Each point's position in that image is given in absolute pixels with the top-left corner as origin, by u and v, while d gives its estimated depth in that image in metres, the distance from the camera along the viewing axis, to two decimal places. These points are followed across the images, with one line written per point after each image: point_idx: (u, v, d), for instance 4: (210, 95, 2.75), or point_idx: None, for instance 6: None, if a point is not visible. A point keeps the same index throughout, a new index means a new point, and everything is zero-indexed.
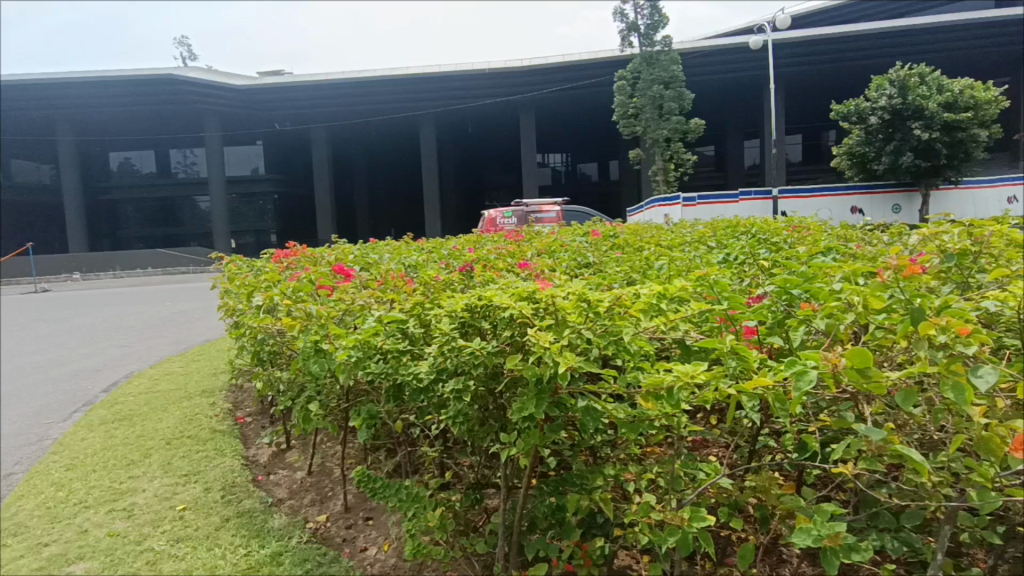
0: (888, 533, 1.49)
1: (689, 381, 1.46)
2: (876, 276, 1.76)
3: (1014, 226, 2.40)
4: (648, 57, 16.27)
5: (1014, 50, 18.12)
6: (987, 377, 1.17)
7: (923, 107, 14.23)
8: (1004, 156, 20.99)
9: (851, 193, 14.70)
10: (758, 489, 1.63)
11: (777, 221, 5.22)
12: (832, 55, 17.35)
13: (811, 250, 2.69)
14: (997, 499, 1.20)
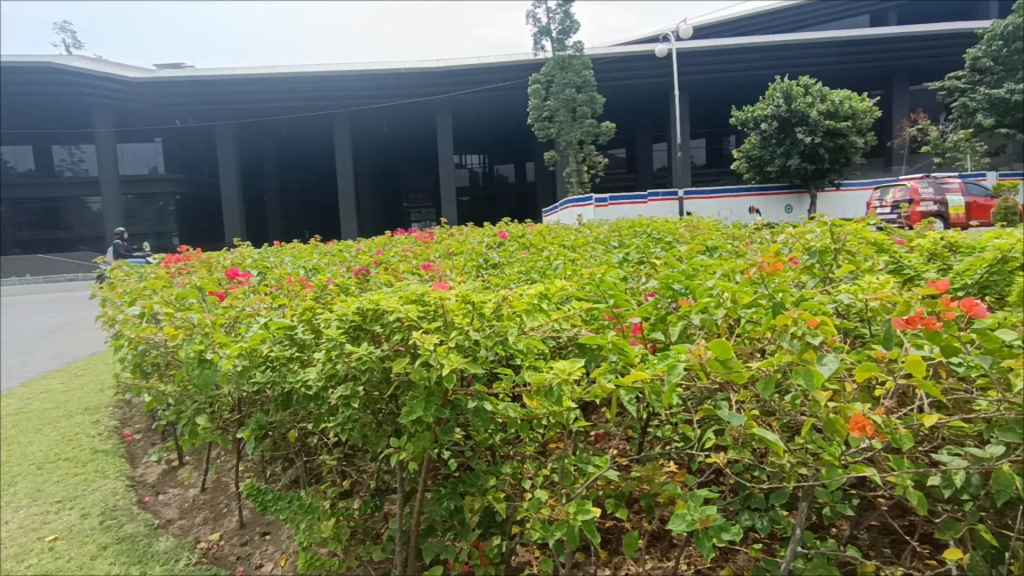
0: (757, 513, 1.61)
1: (569, 378, 1.51)
2: (746, 274, 1.89)
3: (872, 224, 2.64)
4: (562, 62, 16.60)
5: (883, 67, 20.00)
6: (830, 364, 1.28)
7: (807, 114, 15.40)
8: (880, 161, 23.09)
9: (748, 195, 16.10)
10: (642, 479, 1.71)
11: (682, 221, 5.49)
12: (729, 64, 18.42)
13: (697, 249, 2.83)
14: (842, 476, 1.32)
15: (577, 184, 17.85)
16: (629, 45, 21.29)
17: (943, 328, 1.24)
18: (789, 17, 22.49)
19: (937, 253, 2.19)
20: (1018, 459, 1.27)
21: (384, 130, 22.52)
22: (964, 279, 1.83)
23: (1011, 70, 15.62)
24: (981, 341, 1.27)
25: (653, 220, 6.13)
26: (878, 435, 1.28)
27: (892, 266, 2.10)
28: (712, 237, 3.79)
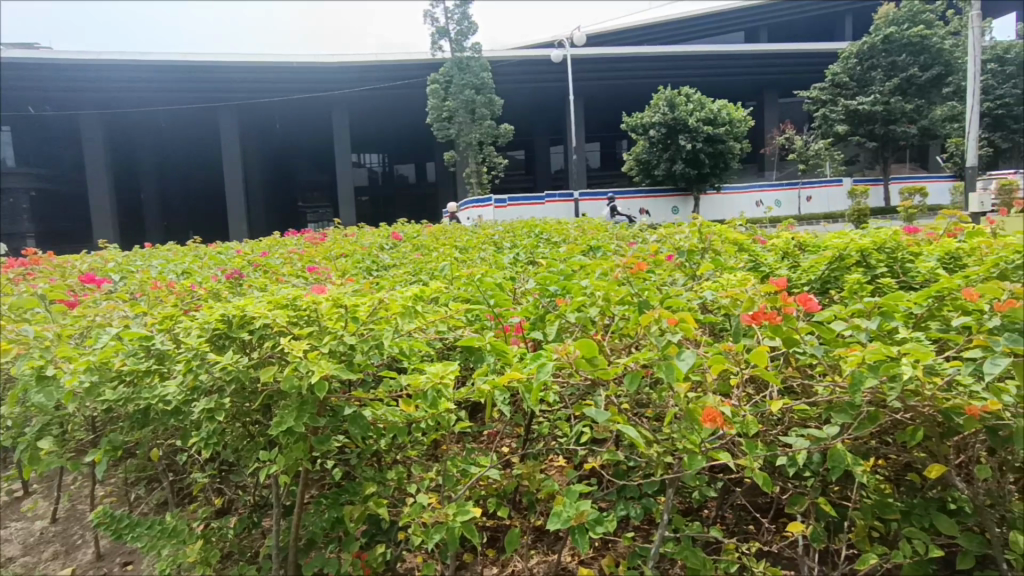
0: (631, 501, 1.68)
1: (442, 381, 1.51)
2: (617, 273, 1.99)
3: (738, 227, 2.88)
4: (461, 62, 16.62)
5: (754, 80, 21.78)
6: (686, 360, 1.37)
7: (687, 122, 16.43)
8: (754, 166, 25.06)
9: (639, 197, 17.29)
10: (522, 477, 1.75)
11: (576, 221, 5.64)
12: (619, 72, 19.25)
13: (580, 249, 2.94)
14: (704, 463, 1.41)
15: (476, 185, 17.93)
16: (526, 48, 21.65)
17: (783, 322, 1.35)
18: (674, 29, 23.83)
19: (790, 251, 2.38)
20: (851, 438, 1.40)
21: (276, 125, 21.47)
22: (808, 277, 2.01)
23: (864, 86, 17.44)
24: (818, 332, 1.40)
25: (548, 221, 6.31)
26: (729, 422, 1.38)
27: (751, 265, 2.27)
28: (600, 237, 3.93)
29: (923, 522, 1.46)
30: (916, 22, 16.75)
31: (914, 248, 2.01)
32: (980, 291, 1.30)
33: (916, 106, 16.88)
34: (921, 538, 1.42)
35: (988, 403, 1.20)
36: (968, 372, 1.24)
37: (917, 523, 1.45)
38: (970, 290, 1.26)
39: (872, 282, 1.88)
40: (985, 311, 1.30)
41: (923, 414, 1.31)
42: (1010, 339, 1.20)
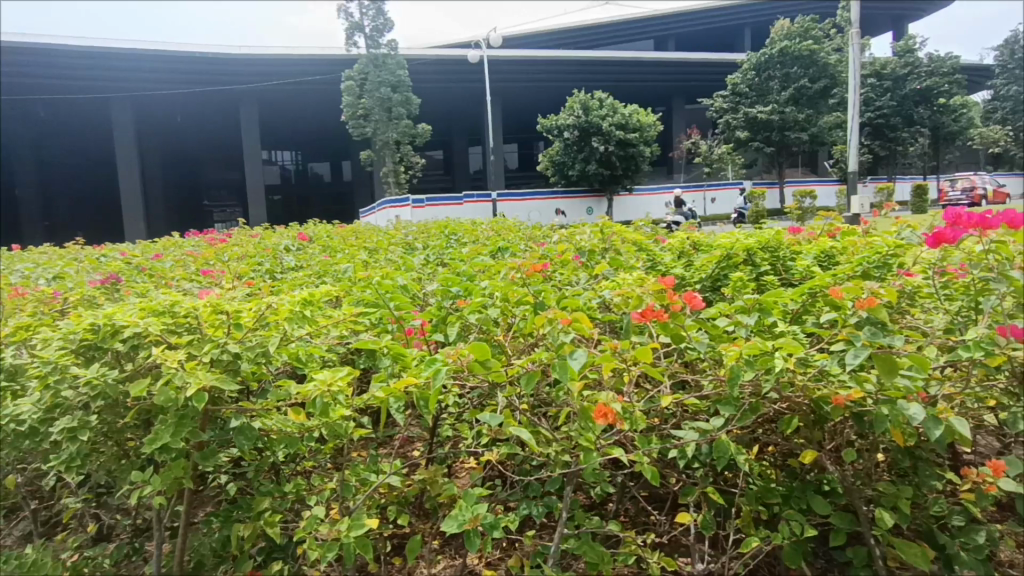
0: (533, 501, 1.70)
1: (331, 388, 1.46)
2: (518, 274, 2.00)
3: (640, 228, 2.98)
4: (376, 59, 16.27)
5: (663, 87, 22.73)
6: (578, 359, 1.39)
7: (600, 125, 16.88)
8: (664, 169, 26.15)
9: (556, 197, 17.59)
10: (424, 482, 1.72)
11: (494, 220, 5.65)
12: (535, 74, 19.50)
13: (490, 250, 2.96)
14: (598, 459, 1.44)
15: (394, 184, 17.60)
16: (444, 48, 21.47)
17: (670, 320, 1.41)
18: (588, 35, 24.44)
19: (686, 251, 2.48)
20: (734, 430, 1.48)
21: (176, 119, 20.16)
22: (699, 275, 2.08)
23: (761, 96, 18.62)
24: (702, 329, 1.46)
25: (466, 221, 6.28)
26: (619, 416, 1.43)
27: (648, 265, 2.35)
28: (510, 237, 3.95)
29: (801, 505, 1.55)
30: (808, 37, 18.00)
31: (794, 247, 2.15)
32: (841, 287, 1.41)
33: (806, 116, 18.18)
34: (798, 519, 1.52)
35: (852, 391, 1.28)
36: (834, 363, 1.32)
37: (795, 507, 1.55)
38: (837, 289, 1.35)
39: (757, 281, 1.99)
40: (848, 307, 1.40)
41: (797, 404, 1.40)
42: (868, 333, 1.30)
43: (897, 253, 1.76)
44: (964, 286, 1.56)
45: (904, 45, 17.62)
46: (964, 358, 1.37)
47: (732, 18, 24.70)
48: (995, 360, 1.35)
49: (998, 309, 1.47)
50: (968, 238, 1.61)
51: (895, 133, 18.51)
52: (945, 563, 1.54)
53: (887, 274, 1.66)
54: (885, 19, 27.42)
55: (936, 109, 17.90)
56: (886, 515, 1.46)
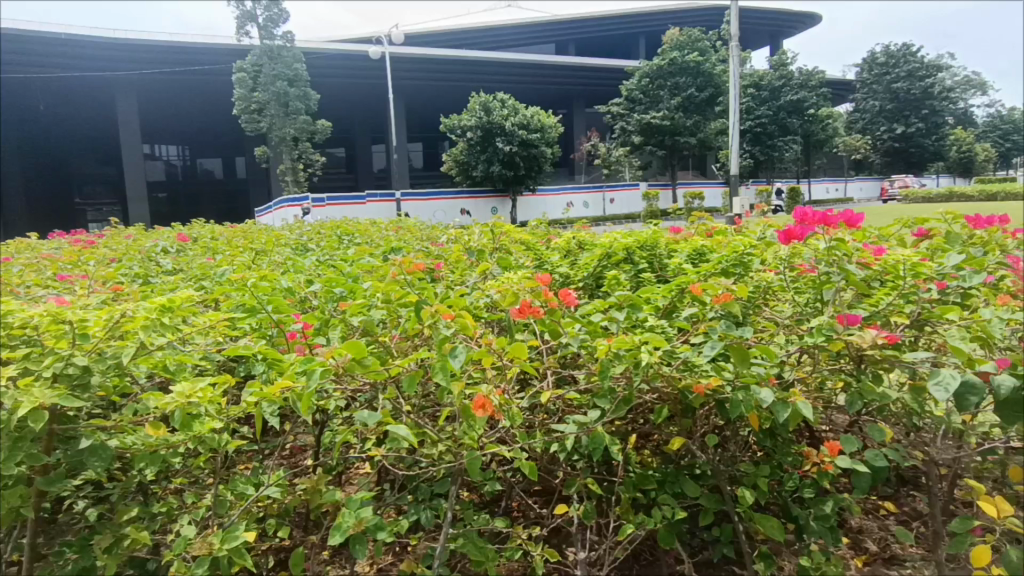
0: (422, 503, 1.69)
1: (192, 400, 1.39)
2: (401, 276, 1.99)
3: (531, 229, 3.03)
4: (271, 51, 15.48)
5: (564, 90, 23.34)
6: (456, 358, 1.42)
7: (503, 126, 17.03)
8: (565, 170, 26.83)
9: (460, 197, 17.53)
10: (305, 492, 1.67)
11: (395, 220, 5.53)
12: (437, 72, 19.37)
13: (382, 251, 2.92)
14: (480, 456, 1.46)
15: (292, 182, 16.78)
16: (344, 42, 20.81)
17: (545, 317, 1.48)
18: (491, 36, 24.63)
19: (571, 249, 2.56)
20: (609, 421, 1.56)
21: (38, 107, 18.18)
22: (581, 274, 2.14)
23: (654, 102, 19.48)
24: (577, 323, 1.52)
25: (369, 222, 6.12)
26: (496, 412, 1.46)
27: (535, 264, 2.41)
28: (403, 237, 3.90)
29: (673, 488, 1.65)
30: (695, 47, 19.21)
31: (669, 245, 2.29)
32: (698, 281, 1.53)
33: (695, 122, 19.32)
34: (670, 503, 1.62)
35: (711, 379, 1.38)
36: (696, 353, 1.42)
37: (668, 491, 1.64)
38: (698, 285, 1.45)
39: (631, 277, 2.09)
40: (706, 302, 1.51)
41: (665, 394, 1.49)
42: (723, 326, 1.41)
43: (755, 251, 1.92)
44: (807, 280, 1.73)
45: (779, 59, 19.96)
46: (808, 346, 1.52)
47: (629, 27, 25.78)
48: (833, 346, 1.49)
49: (833, 300, 1.64)
50: (815, 237, 1.78)
51: (773, 140, 19.96)
52: (798, 532, 1.69)
53: (744, 271, 1.81)
54: (764, 35, 29.67)
55: (806, 119, 19.79)
56: (747, 492, 1.58)
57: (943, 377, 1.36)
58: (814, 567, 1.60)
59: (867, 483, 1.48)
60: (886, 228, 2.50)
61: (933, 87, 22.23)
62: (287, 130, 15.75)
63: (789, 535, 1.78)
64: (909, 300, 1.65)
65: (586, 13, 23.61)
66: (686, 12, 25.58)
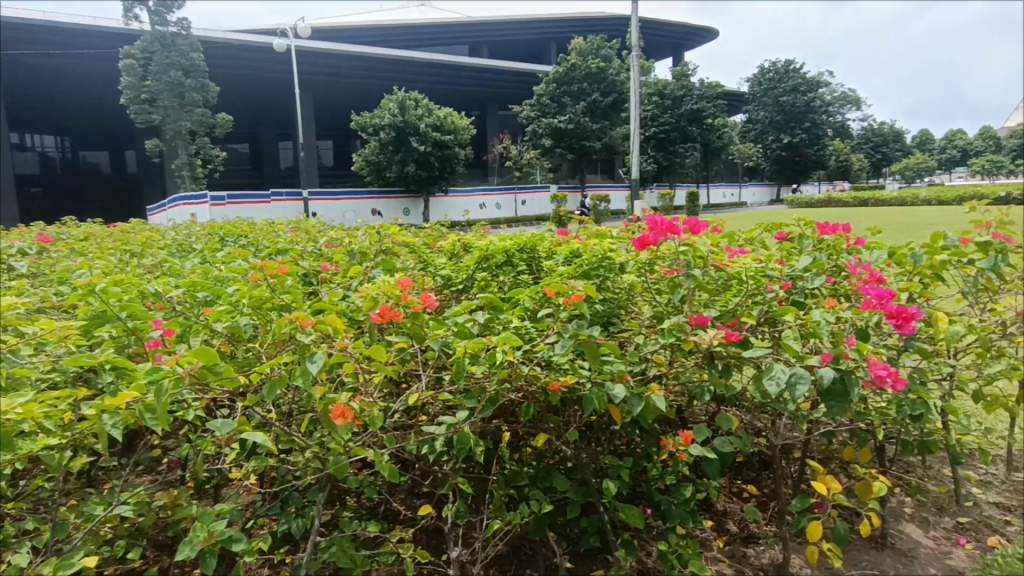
0: (291, 515, 1.66)
1: (12, 416, 1.27)
2: (266, 277, 1.92)
3: (419, 235, 3.02)
4: (163, 38, 14.44)
5: (476, 92, 23.40)
6: (317, 362, 1.40)
7: (417, 126, 16.73)
8: (479, 172, 26.87)
9: (370, 198, 17.14)
10: (161, 506, 1.59)
11: (298, 221, 5.32)
12: (346, 69, 18.81)
13: (266, 253, 2.81)
14: (345, 461, 1.46)
15: (190, 179, 15.69)
16: (245, 32, 19.75)
17: (408, 317, 1.51)
18: (402, 34, 24.24)
19: (455, 251, 2.59)
20: (476, 421, 1.60)
21: None
22: (460, 276, 2.18)
23: (560, 107, 20.03)
24: (437, 322, 1.54)
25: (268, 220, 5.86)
26: (356, 415, 1.46)
27: (420, 267, 2.42)
28: (296, 238, 3.76)
29: (542, 483, 1.71)
30: (599, 55, 19.93)
31: (549, 247, 2.36)
32: (557, 282, 1.60)
33: (601, 126, 19.99)
34: (539, 497, 1.68)
35: (565, 377, 1.46)
36: (551, 351, 1.49)
37: (539, 486, 1.71)
38: (554, 288, 1.53)
39: (507, 280, 2.14)
40: (561, 303, 1.60)
41: (528, 392, 1.56)
42: (574, 325, 1.48)
43: (621, 254, 2.03)
44: (665, 281, 1.84)
45: (680, 70, 21.03)
46: (659, 345, 1.62)
47: (542, 33, 26.23)
48: (683, 344, 1.60)
49: (683, 301, 1.77)
50: (672, 240, 1.91)
51: (674, 147, 20.98)
52: (660, 520, 1.80)
53: (610, 273, 1.90)
54: (668, 47, 31.16)
55: (704, 127, 20.94)
56: (611, 484, 1.67)
57: (773, 371, 1.49)
58: (671, 551, 1.71)
59: (713, 471, 1.60)
60: (750, 232, 2.65)
61: (814, 102, 24.15)
62: (182, 123, 14.75)
63: (651, 523, 1.90)
64: (753, 299, 1.80)
65: (499, 16, 23.80)
66: (595, 21, 26.40)
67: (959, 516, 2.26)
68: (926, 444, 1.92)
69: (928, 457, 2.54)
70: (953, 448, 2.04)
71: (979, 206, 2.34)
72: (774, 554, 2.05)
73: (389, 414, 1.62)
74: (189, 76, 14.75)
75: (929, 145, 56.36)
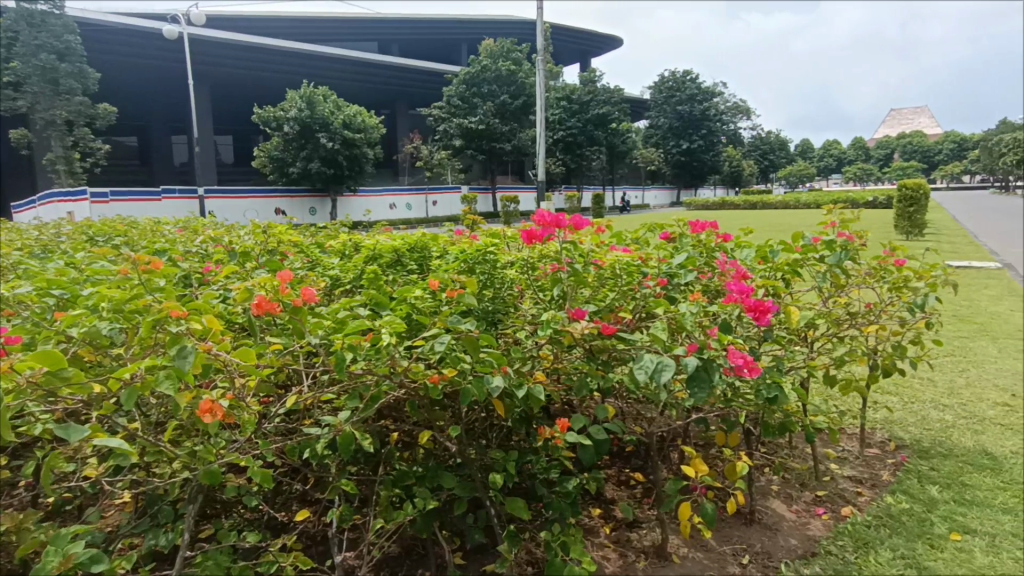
0: (160, 529, 1.56)
1: None
2: (135, 274, 1.78)
3: (310, 238, 2.89)
4: (31, 17, 12.96)
5: (385, 90, 22.91)
6: (187, 360, 1.31)
7: (326, 121, 15.95)
8: (389, 171, 26.37)
9: (274, 197, 16.57)
10: (6, 531, 1.44)
11: (188, 221, 4.95)
12: (244, 61, 17.80)
13: (142, 251, 2.61)
14: (217, 468, 1.38)
15: (66, 174, 14.18)
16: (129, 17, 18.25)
17: (287, 312, 1.46)
18: (305, 27, 23.32)
19: (346, 252, 2.52)
20: (362, 419, 1.57)
21: None
22: (349, 275, 2.11)
23: (470, 108, 20.03)
24: (315, 320, 1.50)
25: (156, 218, 5.43)
26: (227, 418, 1.39)
27: (309, 266, 2.35)
28: (179, 237, 3.51)
29: (430, 482, 1.70)
30: (508, 58, 20.14)
31: (441, 247, 2.35)
32: (441, 277, 1.62)
33: (511, 128, 20.27)
34: (426, 495, 1.66)
35: (446, 371, 1.46)
36: (432, 347, 1.49)
37: (426, 485, 1.69)
38: (436, 283, 1.53)
39: (398, 277, 2.12)
40: (443, 296, 1.61)
41: (412, 389, 1.54)
42: (456, 318, 1.49)
43: (509, 251, 2.05)
44: (549, 278, 1.89)
45: (587, 75, 21.66)
46: (542, 337, 1.66)
47: (453, 33, 26.14)
48: (563, 336, 1.64)
49: (565, 298, 1.84)
50: (555, 238, 1.96)
51: (581, 150, 21.60)
52: (547, 510, 1.85)
53: (500, 267, 1.92)
54: (575, 53, 32.03)
55: (609, 131, 21.68)
56: (497, 478, 1.68)
57: (644, 360, 1.58)
58: (557, 541, 1.75)
59: (590, 456, 1.67)
60: (635, 232, 2.74)
61: (709, 110, 25.72)
62: (56, 111, 13.39)
63: (539, 512, 1.95)
64: (629, 295, 1.90)
65: (409, 14, 23.44)
66: (505, 24, 26.62)
67: (818, 489, 2.49)
68: (785, 426, 2.09)
69: (794, 438, 2.78)
70: (808, 428, 2.26)
71: (830, 209, 2.61)
72: (657, 536, 2.16)
73: (267, 418, 1.56)
74: (64, 60, 13.36)
75: (809, 153, 61.79)
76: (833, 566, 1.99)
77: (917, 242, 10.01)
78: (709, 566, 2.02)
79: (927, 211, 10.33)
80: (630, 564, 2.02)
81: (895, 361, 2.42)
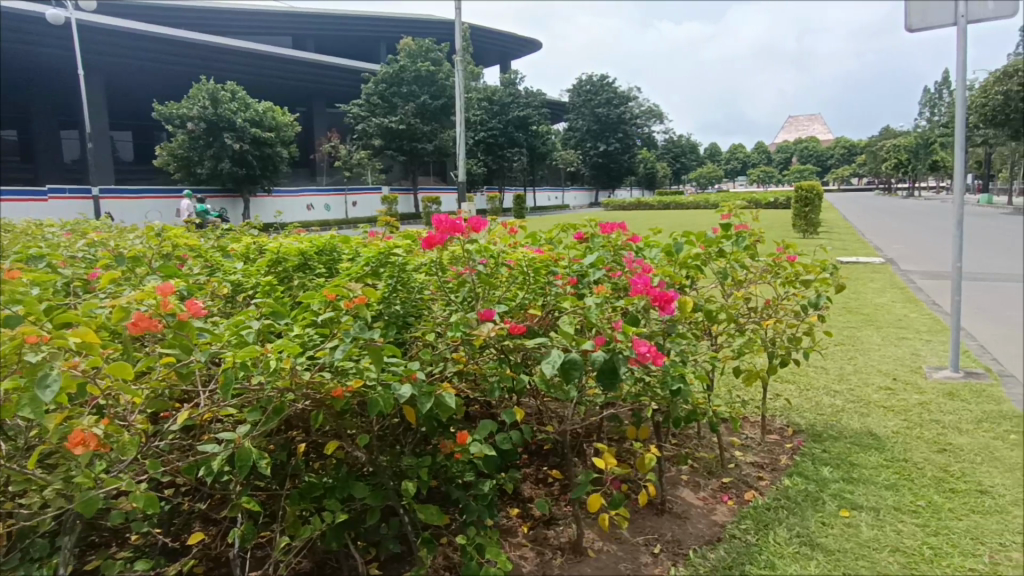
0: (35, 562, 1.41)
1: None
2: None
3: (212, 241, 2.72)
4: None
5: (299, 87, 22.07)
6: (52, 383, 1.18)
7: (232, 120, 15.04)
8: (305, 171, 25.51)
9: (180, 197, 15.78)
10: None
11: (77, 221, 4.56)
12: (142, 51, 16.61)
13: (18, 258, 2.36)
14: (96, 495, 1.26)
15: None
16: None
17: (173, 326, 1.35)
18: (211, 18, 22.06)
19: (250, 256, 2.39)
20: (259, 434, 1.48)
21: None
22: (252, 279, 2.01)
23: (390, 108, 19.68)
24: (205, 330, 1.41)
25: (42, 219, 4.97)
26: (104, 443, 1.27)
27: (208, 271, 2.22)
28: (63, 240, 3.22)
29: (338, 493, 1.63)
30: (428, 57, 19.91)
31: (351, 248, 2.29)
32: (341, 286, 1.56)
33: (432, 129, 20.06)
34: (334, 507, 1.60)
35: (351, 381, 1.41)
36: (335, 357, 1.43)
37: (335, 495, 1.62)
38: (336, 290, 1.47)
39: (304, 281, 2.03)
40: (342, 306, 1.55)
41: (315, 400, 1.47)
42: (357, 327, 1.44)
43: (416, 253, 2.01)
44: (457, 279, 1.87)
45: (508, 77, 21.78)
46: (450, 340, 1.63)
47: (369, 30, 25.52)
48: (470, 340, 1.62)
49: (475, 299, 1.82)
50: (461, 241, 1.93)
51: (502, 151, 21.74)
52: (460, 514, 1.82)
53: (409, 268, 1.87)
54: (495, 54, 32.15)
55: (529, 133, 21.91)
56: (409, 485, 1.64)
57: (552, 359, 1.57)
58: (473, 544, 1.73)
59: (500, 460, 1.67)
60: (549, 232, 2.76)
61: (625, 114, 26.48)
62: None
63: (454, 515, 1.92)
64: (538, 295, 1.92)
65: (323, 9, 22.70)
66: (423, 23, 26.34)
67: (723, 476, 2.61)
68: (690, 419, 2.17)
69: (701, 428, 2.91)
70: (713, 419, 2.35)
71: (729, 208, 2.74)
72: (573, 532, 2.18)
73: (154, 438, 1.45)
74: None
75: (718, 155, 65.26)
76: (737, 549, 2.09)
77: (812, 240, 10.74)
78: (622, 558, 2.07)
79: (821, 210, 11.09)
80: (547, 562, 2.04)
81: (790, 353, 2.56)
